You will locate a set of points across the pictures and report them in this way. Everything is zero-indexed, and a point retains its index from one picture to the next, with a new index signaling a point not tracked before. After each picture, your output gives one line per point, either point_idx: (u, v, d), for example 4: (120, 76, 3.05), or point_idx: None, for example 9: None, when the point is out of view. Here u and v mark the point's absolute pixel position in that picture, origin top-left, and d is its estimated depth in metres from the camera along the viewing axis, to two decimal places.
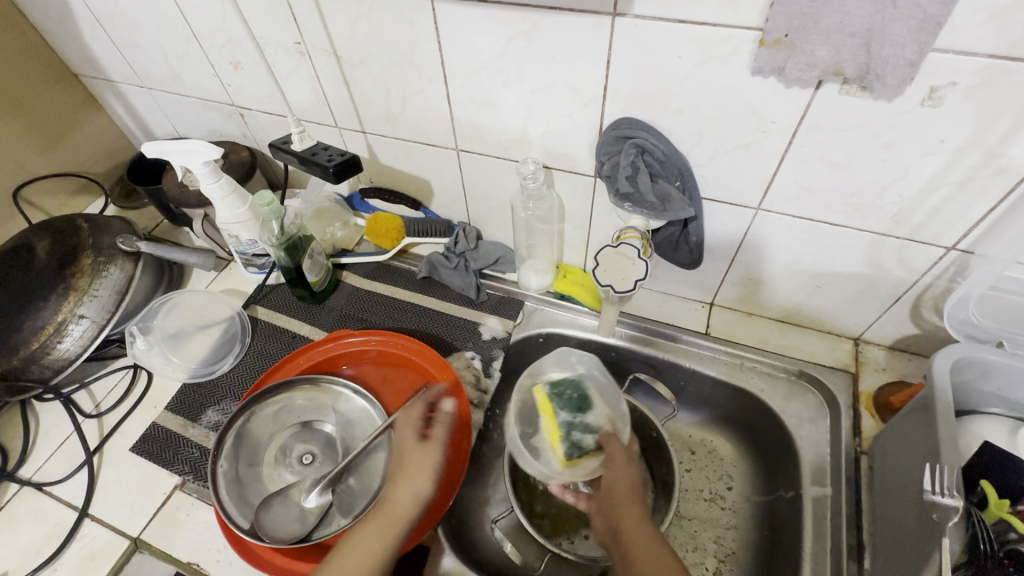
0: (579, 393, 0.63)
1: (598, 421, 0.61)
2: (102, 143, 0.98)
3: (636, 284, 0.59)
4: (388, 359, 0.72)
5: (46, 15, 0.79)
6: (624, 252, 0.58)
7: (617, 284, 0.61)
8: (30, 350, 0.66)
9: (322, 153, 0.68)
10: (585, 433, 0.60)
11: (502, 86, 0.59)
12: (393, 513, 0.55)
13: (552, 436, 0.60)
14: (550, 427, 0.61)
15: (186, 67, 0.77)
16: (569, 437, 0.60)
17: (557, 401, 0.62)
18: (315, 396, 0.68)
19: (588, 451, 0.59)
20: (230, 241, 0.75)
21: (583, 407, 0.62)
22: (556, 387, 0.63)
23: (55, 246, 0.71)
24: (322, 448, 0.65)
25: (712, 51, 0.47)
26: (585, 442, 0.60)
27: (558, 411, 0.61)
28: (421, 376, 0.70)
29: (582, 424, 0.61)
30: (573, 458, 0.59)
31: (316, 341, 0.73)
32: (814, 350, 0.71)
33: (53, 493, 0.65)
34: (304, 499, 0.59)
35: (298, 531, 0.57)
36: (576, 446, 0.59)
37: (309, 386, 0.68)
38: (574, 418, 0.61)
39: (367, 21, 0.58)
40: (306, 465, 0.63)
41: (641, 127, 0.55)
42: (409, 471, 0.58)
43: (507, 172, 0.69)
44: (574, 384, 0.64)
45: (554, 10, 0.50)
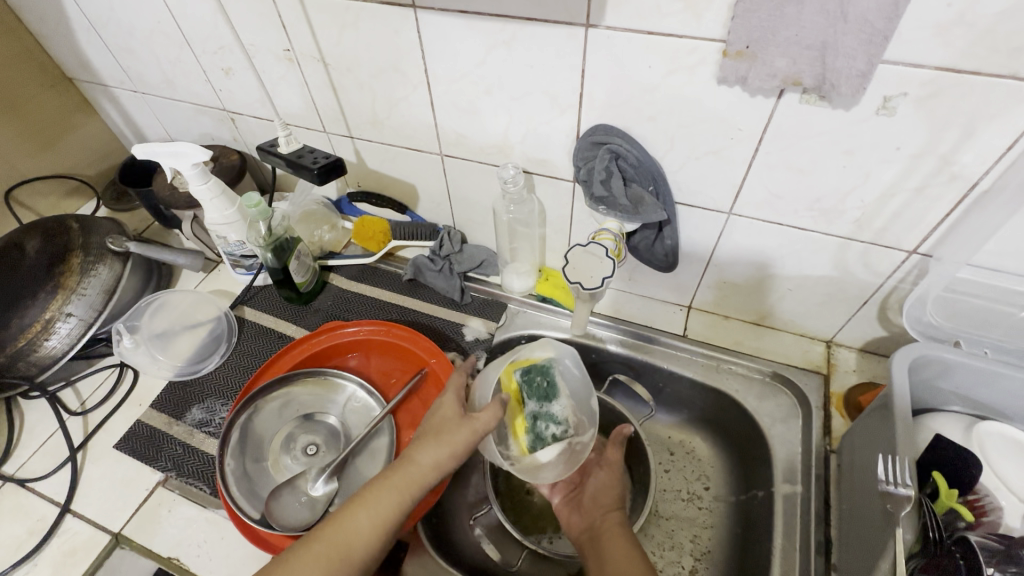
0: (548, 381, 0.61)
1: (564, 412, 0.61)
2: (95, 146, 0.99)
3: (604, 282, 0.60)
4: (382, 347, 0.74)
5: (44, 21, 0.81)
6: (593, 251, 0.60)
7: (584, 282, 0.61)
8: (17, 346, 0.68)
9: (308, 156, 0.69)
10: (551, 423, 0.60)
11: (483, 94, 0.61)
12: (410, 475, 0.52)
13: (516, 425, 0.59)
14: (516, 416, 0.60)
15: (179, 72, 0.79)
16: (534, 427, 0.59)
17: (525, 389, 0.60)
18: (316, 390, 0.70)
19: (551, 442, 0.59)
20: (218, 242, 0.76)
21: (549, 397, 0.61)
22: (526, 374, 0.61)
23: (44, 246, 0.73)
24: (325, 436, 0.66)
25: (680, 61, 0.49)
26: (548, 433, 0.59)
27: (526, 400, 0.60)
28: (416, 362, 0.72)
29: (548, 414, 0.60)
30: (537, 448, 0.58)
31: (311, 333, 0.73)
32: (787, 352, 0.73)
33: (36, 489, 0.66)
34: (312, 488, 0.61)
35: (309, 518, 0.59)
36: (539, 436, 0.59)
37: (311, 379, 0.70)
38: (540, 407, 0.60)
39: (353, 30, 0.61)
40: (312, 454, 0.65)
41: (615, 134, 0.58)
42: (439, 434, 0.54)
43: (490, 177, 0.71)
44: (545, 370, 0.61)
45: (529, 21, 0.52)
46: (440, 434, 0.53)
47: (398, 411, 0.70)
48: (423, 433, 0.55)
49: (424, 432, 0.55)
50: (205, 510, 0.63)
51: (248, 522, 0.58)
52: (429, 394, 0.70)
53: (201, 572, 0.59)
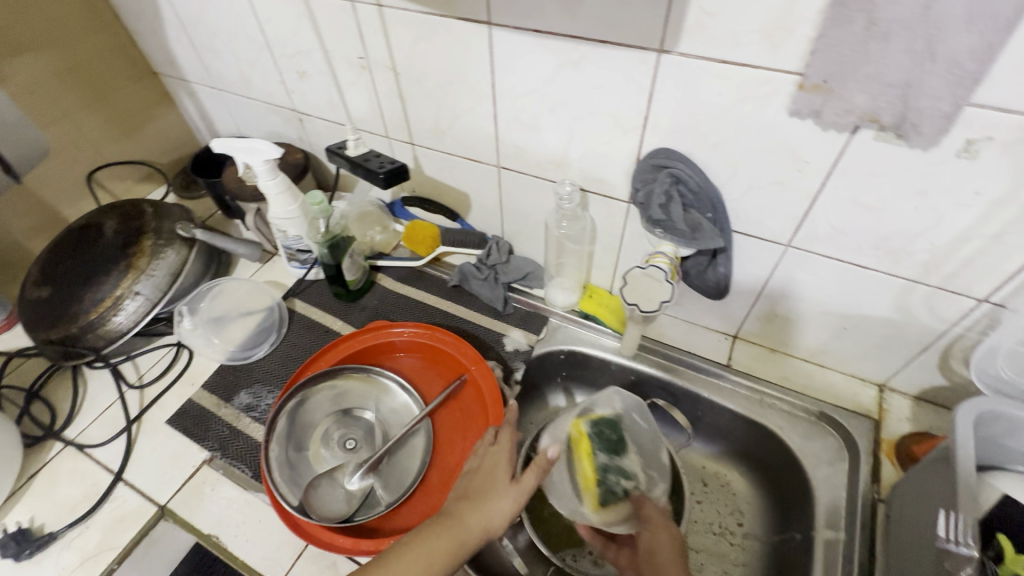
0: (617, 436, 0.64)
1: (634, 468, 0.62)
2: (170, 137, 1.05)
3: (660, 305, 0.60)
4: (425, 350, 0.75)
5: (140, 19, 0.88)
6: (652, 275, 0.61)
7: (642, 305, 0.61)
8: (89, 319, 0.72)
9: (373, 160, 0.72)
10: (621, 478, 0.61)
11: (547, 111, 0.62)
12: (459, 532, 0.51)
13: (587, 478, 0.60)
14: (586, 469, 0.60)
15: (257, 73, 0.83)
16: (604, 481, 0.60)
17: (595, 441, 0.62)
18: (358, 385, 0.72)
19: (621, 497, 0.59)
20: (278, 236, 0.79)
21: (619, 451, 0.63)
22: (595, 426, 0.64)
23: (120, 227, 0.78)
24: (363, 431, 0.68)
25: (752, 90, 0.49)
26: (618, 487, 0.60)
27: (596, 451, 0.62)
28: (456, 368, 0.73)
29: (618, 468, 0.61)
30: (608, 503, 0.59)
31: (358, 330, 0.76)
32: (836, 392, 0.70)
33: (93, 455, 0.69)
34: (348, 481, 0.63)
35: (345, 511, 0.60)
36: (610, 491, 0.59)
37: (355, 375, 0.72)
38: (610, 460, 0.61)
39: (427, 43, 0.63)
40: (351, 449, 0.66)
41: (677, 158, 0.58)
42: (489, 493, 0.53)
43: (545, 192, 0.72)
44: (613, 425, 0.65)
45: (602, 44, 0.53)
46: (491, 495, 0.53)
47: (436, 415, 0.71)
48: (472, 490, 0.54)
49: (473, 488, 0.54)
50: (246, 492, 0.65)
51: (286, 509, 0.59)
52: (467, 401, 0.71)
53: (238, 553, 0.61)
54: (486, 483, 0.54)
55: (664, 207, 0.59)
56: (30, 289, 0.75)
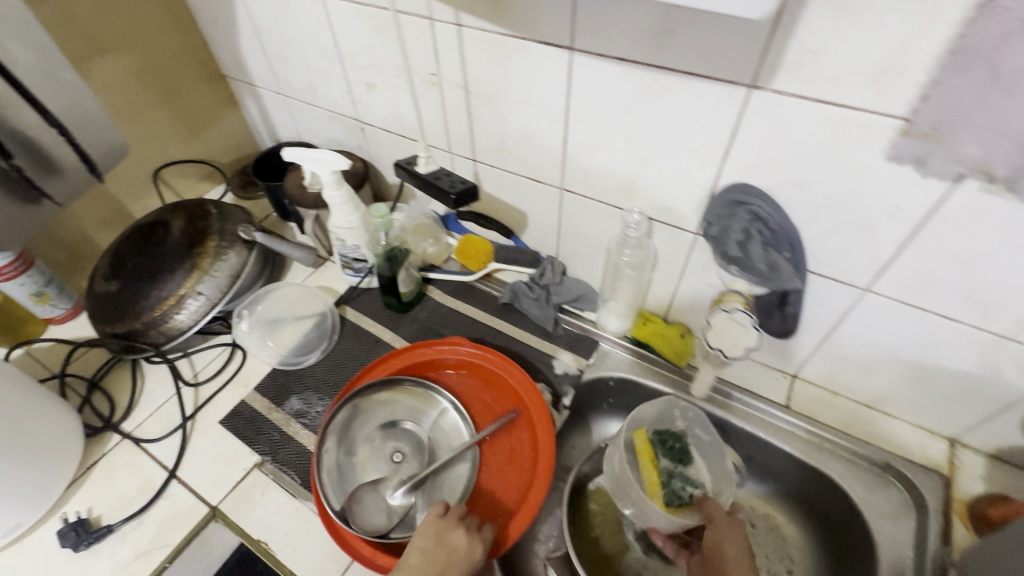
0: (680, 446, 0.69)
1: (698, 476, 0.67)
2: (232, 138, 1.08)
3: (747, 352, 0.61)
4: (484, 375, 0.74)
5: (215, 24, 0.90)
6: (738, 320, 0.61)
7: (726, 349, 0.63)
8: (153, 316, 0.74)
9: (445, 179, 0.74)
10: (686, 484, 0.66)
11: (620, 137, 0.61)
12: None
13: (652, 481, 0.66)
14: (651, 474, 0.66)
15: (325, 82, 0.85)
16: (668, 484, 0.65)
17: (659, 449, 0.68)
18: (412, 399, 0.72)
19: (687, 501, 0.65)
20: (335, 244, 0.80)
21: (683, 460, 0.68)
22: (658, 436, 0.70)
23: (187, 227, 0.80)
24: (412, 445, 0.68)
25: (848, 132, 0.47)
26: (684, 492, 0.65)
27: (659, 458, 0.68)
28: (510, 396, 0.72)
29: (682, 475, 0.67)
30: (674, 505, 0.64)
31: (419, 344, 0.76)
32: (902, 443, 0.67)
33: (148, 449, 0.71)
34: (391, 496, 0.62)
35: (384, 526, 0.60)
36: (676, 494, 0.65)
37: (410, 388, 0.72)
38: (675, 468, 0.67)
39: (504, 63, 0.63)
40: (398, 462, 0.66)
41: (756, 194, 0.56)
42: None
43: (608, 217, 0.71)
44: (676, 437, 0.70)
45: (689, 75, 0.52)
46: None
47: (486, 443, 0.69)
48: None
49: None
50: (295, 500, 0.65)
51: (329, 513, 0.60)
52: (517, 432, 0.70)
53: (287, 561, 0.61)
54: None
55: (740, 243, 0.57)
56: (99, 282, 0.77)
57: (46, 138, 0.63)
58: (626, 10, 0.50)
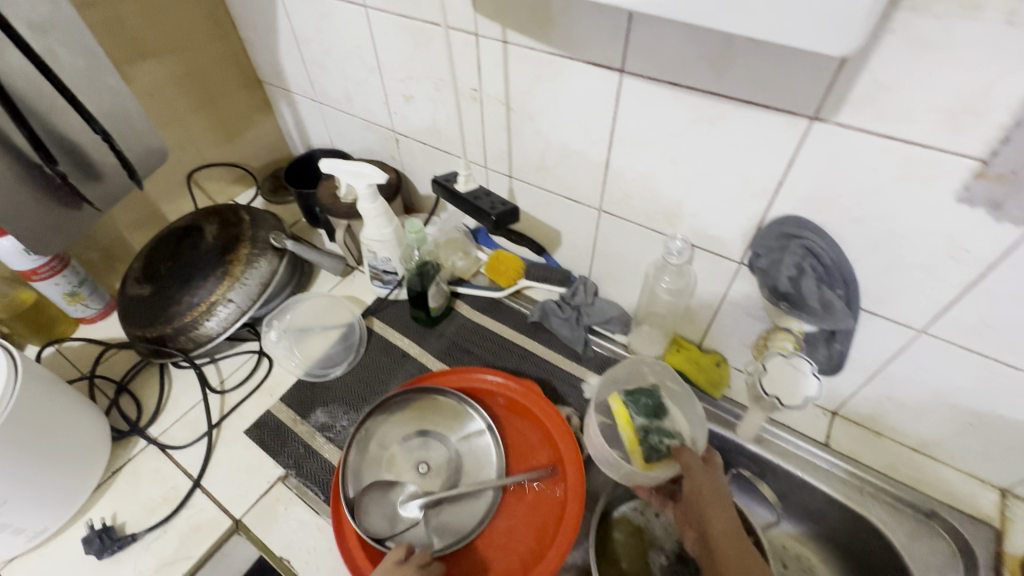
0: (654, 401, 0.65)
1: (674, 427, 0.64)
2: (265, 142, 1.08)
3: (806, 400, 0.59)
4: (529, 415, 0.70)
5: (255, 30, 0.90)
6: (795, 364, 0.59)
7: (784, 397, 0.60)
8: (183, 322, 0.73)
9: (484, 200, 0.74)
10: (663, 437, 0.62)
11: (667, 162, 0.60)
12: None
13: (629, 440, 0.62)
14: (626, 433, 0.62)
15: (362, 92, 0.84)
16: (647, 440, 0.62)
17: (632, 407, 0.64)
18: (453, 414, 0.70)
19: (666, 454, 0.61)
20: (366, 255, 0.79)
21: (658, 413, 0.64)
22: (630, 394, 0.65)
23: (220, 233, 0.79)
24: (441, 461, 0.66)
25: (915, 169, 0.45)
26: (662, 445, 0.62)
27: (635, 416, 0.63)
28: (550, 448, 0.67)
29: (659, 429, 0.63)
30: (654, 460, 0.61)
31: (469, 368, 0.74)
32: (950, 490, 0.64)
33: (174, 457, 0.71)
34: (403, 505, 0.61)
35: (384, 531, 0.59)
36: (654, 449, 0.61)
37: (452, 404, 0.70)
38: (649, 423, 0.63)
39: (549, 82, 0.62)
40: (420, 474, 0.65)
41: (809, 228, 0.54)
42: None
43: (647, 240, 0.69)
44: (649, 392, 0.66)
45: (746, 103, 0.50)
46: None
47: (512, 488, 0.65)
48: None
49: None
50: (318, 517, 0.64)
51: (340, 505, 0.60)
52: (548, 490, 0.65)
53: None
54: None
55: (793, 279, 0.55)
56: (131, 285, 0.77)
57: (89, 143, 0.63)
58: (684, 35, 0.49)
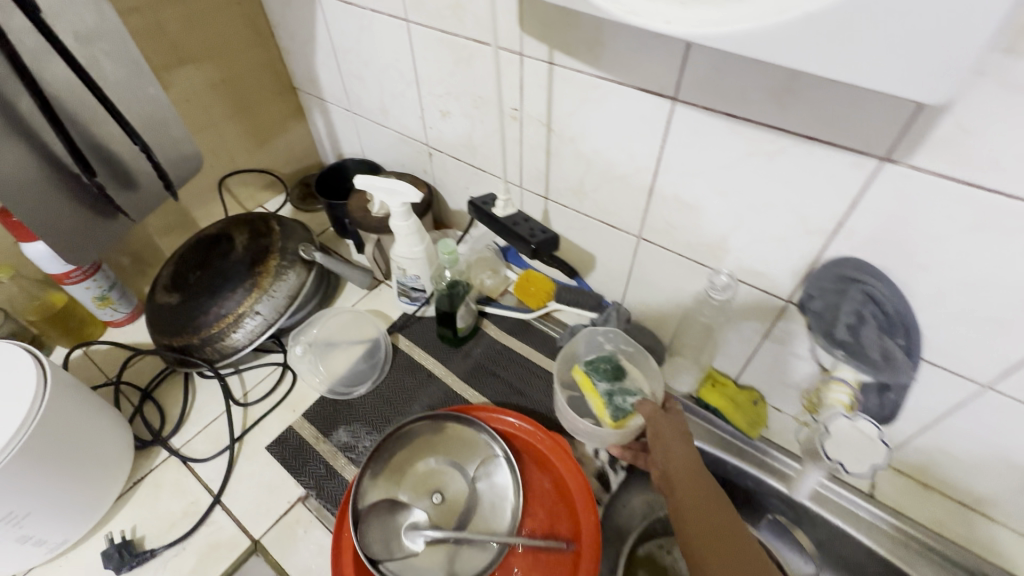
0: (613, 365, 0.67)
1: (636, 385, 0.66)
2: (297, 150, 1.08)
3: (873, 468, 0.52)
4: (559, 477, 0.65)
5: (293, 39, 0.90)
6: (863, 429, 0.52)
7: (849, 465, 0.53)
8: (210, 332, 0.73)
9: (523, 226, 0.73)
10: (627, 396, 0.64)
11: (716, 194, 0.57)
12: None
13: (597, 406, 0.64)
14: (592, 399, 0.64)
15: (398, 105, 0.83)
16: (612, 402, 0.63)
17: (593, 374, 0.66)
18: (483, 453, 0.66)
19: (633, 411, 0.63)
20: (395, 271, 0.78)
21: (619, 375, 0.66)
22: (589, 364, 0.68)
23: (250, 244, 0.79)
24: (458, 498, 0.64)
25: (995, 220, 0.42)
26: (627, 403, 0.63)
27: (597, 382, 0.66)
28: (568, 514, 0.63)
29: (622, 390, 0.65)
30: (624, 420, 0.62)
31: (511, 413, 0.70)
32: (1006, 554, 0.60)
33: (195, 470, 0.70)
34: (407, 531, 0.60)
35: (380, 552, 0.57)
36: (620, 408, 0.63)
37: (484, 443, 0.67)
38: (613, 386, 0.65)
39: (594, 106, 0.60)
40: (434, 504, 0.63)
41: (870, 272, 0.50)
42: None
43: (688, 271, 0.67)
44: (607, 358, 0.69)
45: (809, 139, 0.47)
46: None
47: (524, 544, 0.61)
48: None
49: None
50: None
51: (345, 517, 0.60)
52: (556, 561, 0.60)
53: None
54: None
55: (852, 327, 0.50)
56: (160, 292, 0.77)
57: (126, 151, 0.63)
58: (746, 67, 0.46)
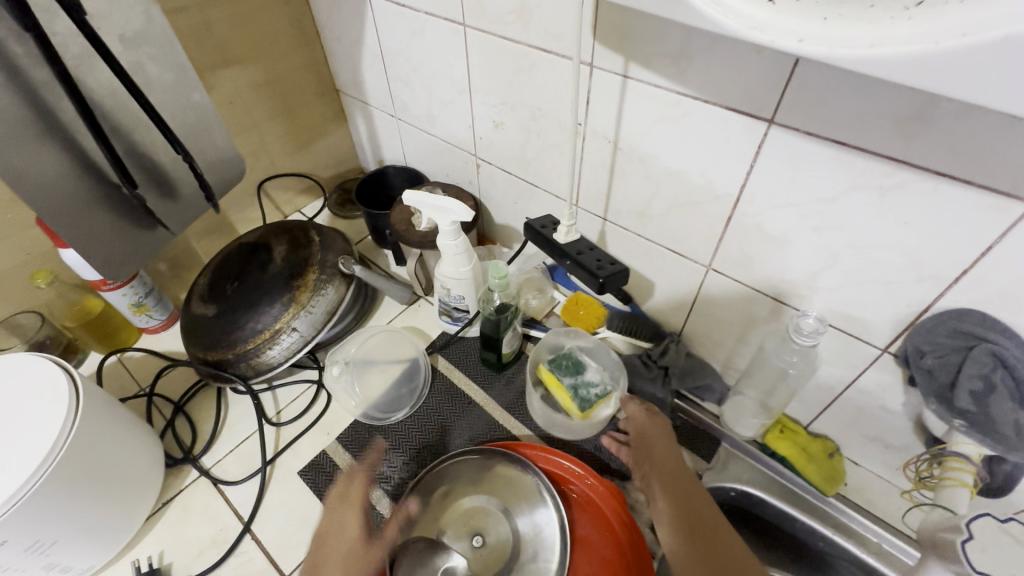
0: (574, 359, 0.69)
1: (597, 376, 0.68)
2: (337, 153, 1.05)
3: None
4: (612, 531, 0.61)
5: (339, 41, 0.86)
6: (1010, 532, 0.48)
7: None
8: (245, 348, 0.69)
9: (588, 255, 0.68)
10: (591, 388, 0.66)
11: (808, 228, 0.51)
12: None
13: (564, 401, 0.66)
14: (560, 394, 0.67)
15: (447, 112, 0.78)
16: (577, 394, 0.66)
17: (557, 371, 0.68)
18: (531, 498, 0.61)
19: (597, 401, 0.65)
20: (438, 290, 0.73)
21: (580, 368, 0.68)
22: (553, 361, 0.69)
23: (288, 255, 0.75)
24: (500, 545, 0.59)
25: None
26: (592, 394, 0.66)
27: (562, 378, 0.67)
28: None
29: (585, 382, 0.67)
30: (590, 411, 0.65)
31: (568, 455, 0.64)
32: None
33: (225, 492, 0.67)
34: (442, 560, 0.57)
35: None
36: (585, 399, 0.65)
37: (534, 489, 0.61)
38: (577, 379, 0.67)
39: (671, 124, 0.54)
40: (473, 547, 0.59)
41: (998, 330, 0.43)
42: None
43: (762, 308, 0.60)
44: (569, 354, 0.70)
45: (938, 175, 0.40)
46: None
47: None
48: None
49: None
50: None
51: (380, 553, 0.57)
52: None
53: None
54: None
55: (977, 395, 0.44)
56: (197, 303, 0.74)
57: (167, 159, 0.60)
58: (869, 89, 0.40)
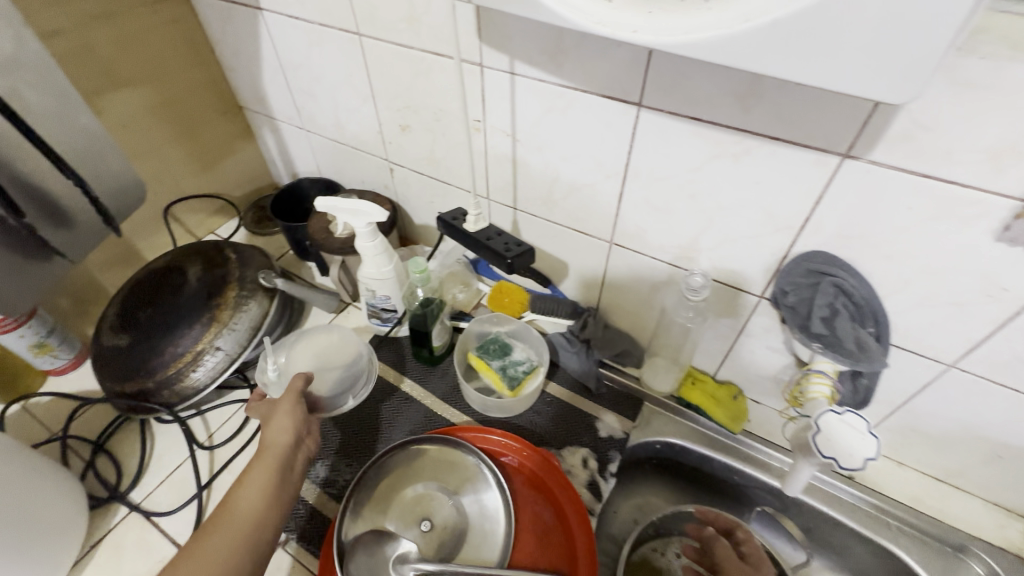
0: (500, 343, 0.76)
1: (522, 356, 0.75)
2: (248, 171, 1.03)
3: (865, 462, 0.52)
4: (550, 496, 0.65)
5: (236, 56, 0.85)
6: (852, 423, 0.53)
7: (841, 459, 0.53)
8: (166, 374, 0.67)
9: (496, 240, 0.72)
10: (517, 366, 0.73)
11: (685, 197, 0.57)
12: (273, 444, 0.56)
13: (495, 382, 0.72)
14: (490, 376, 0.72)
15: (354, 120, 0.80)
16: (506, 374, 0.72)
17: (485, 356, 0.74)
18: (472, 475, 0.64)
19: (525, 377, 0.72)
20: (365, 293, 0.75)
21: (506, 351, 0.75)
22: (481, 348, 0.76)
23: (205, 276, 0.74)
24: (446, 525, 0.61)
25: (953, 210, 0.43)
26: (519, 371, 0.72)
27: (491, 361, 0.74)
28: (562, 535, 0.62)
29: (512, 362, 0.74)
30: (520, 387, 0.71)
31: (506, 433, 0.68)
32: (978, 521, 0.63)
33: (160, 524, 0.65)
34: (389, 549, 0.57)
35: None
36: (513, 377, 0.72)
37: (473, 465, 0.64)
38: (504, 361, 0.74)
39: (558, 115, 0.59)
40: (421, 532, 0.60)
41: (837, 265, 0.52)
42: (248, 540, 0.49)
43: (660, 274, 0.67)
44: (494, 340, 0.77)
45: (773, 140, 0.48)
46: (261, 540, 0.49)
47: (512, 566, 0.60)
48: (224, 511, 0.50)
49: (219, 521, 0.49)
50: None
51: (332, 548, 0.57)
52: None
53: None
54: (236, 550, 0.48)
55: (826, 320, 0.53)
56: (107, 335, 0.71)
57: (59, 189, 0.58)
58: (709, 71, 0.46)
